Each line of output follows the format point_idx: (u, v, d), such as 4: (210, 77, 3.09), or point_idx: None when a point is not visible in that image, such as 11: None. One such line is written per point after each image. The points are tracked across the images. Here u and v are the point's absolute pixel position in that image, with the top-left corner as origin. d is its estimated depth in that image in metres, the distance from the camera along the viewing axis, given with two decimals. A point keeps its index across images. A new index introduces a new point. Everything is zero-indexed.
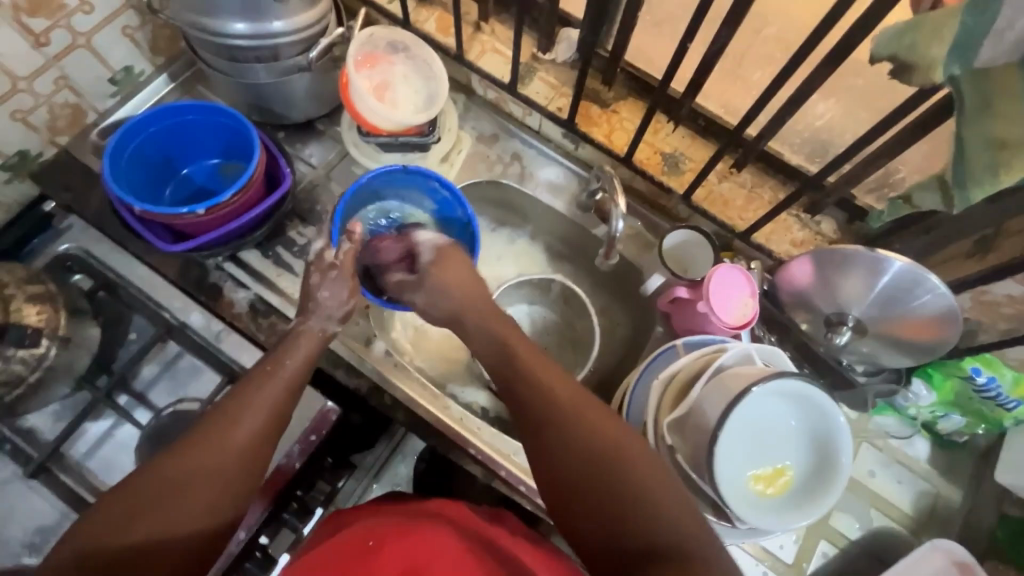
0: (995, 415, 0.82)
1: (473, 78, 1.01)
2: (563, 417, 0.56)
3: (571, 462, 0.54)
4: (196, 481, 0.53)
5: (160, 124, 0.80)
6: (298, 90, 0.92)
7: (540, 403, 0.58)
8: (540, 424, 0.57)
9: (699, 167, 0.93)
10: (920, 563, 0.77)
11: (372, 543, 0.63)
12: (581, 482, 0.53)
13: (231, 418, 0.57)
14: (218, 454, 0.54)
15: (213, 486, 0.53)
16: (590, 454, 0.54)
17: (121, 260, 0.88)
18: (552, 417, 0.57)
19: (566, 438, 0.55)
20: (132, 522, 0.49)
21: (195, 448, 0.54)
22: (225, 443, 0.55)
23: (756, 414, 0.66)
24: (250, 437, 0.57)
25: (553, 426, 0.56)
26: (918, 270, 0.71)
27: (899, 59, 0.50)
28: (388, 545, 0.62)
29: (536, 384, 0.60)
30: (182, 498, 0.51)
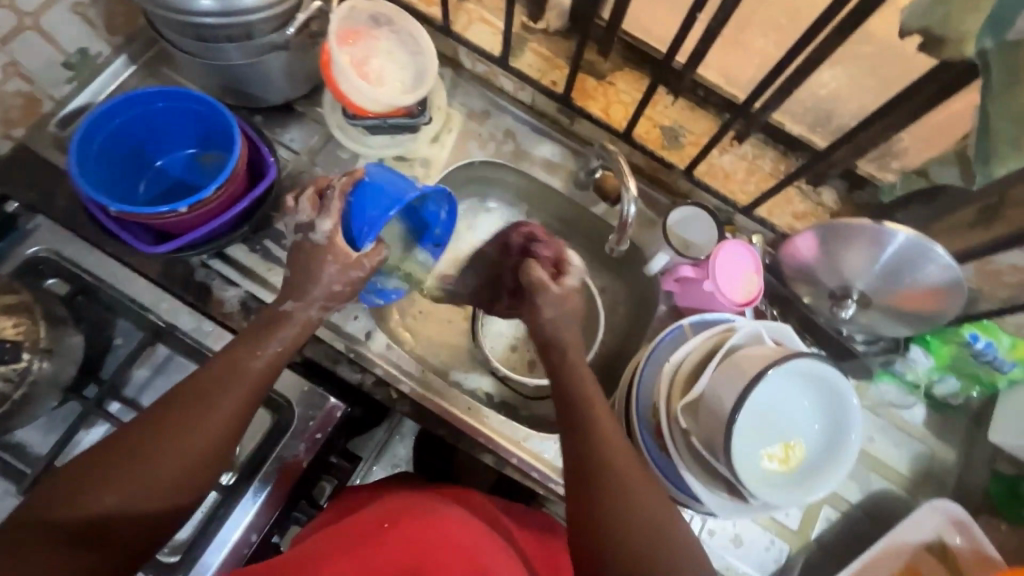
0: (989, 377, 0.84)
1: (461, 52, 0.96)
2: (619, 474, 0.61)
3: (618, 519, 0.58)
4: (157, 452, 0.58)
5: (129, 114, 0.74)
6: (275, 70, 0.85)
7: (598, 456, 0.62)
8: (598, 473, 0.61)
9: (700, 140, 0.91)
10: (918, 523, 0.81)
11: (387, 525, 0.62)
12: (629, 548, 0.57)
13: (198, 396, 0.62)
14: (184, 429, 0.60)
15: (178, 459, 0.59)
16: (641, 525, 0.58)
17: (98, 262, 0.83)
18: (608, 472, 0.61)
19: (618, 492, 0.60)
20: (98, 487, 0.55)
21: (160, 424, 0.60)
22: (191, 420, 0.61)
23: (767, 394, 0.67)
24: (219, 415, 0.62)
25: (610, 479, 0.61)
26: (924, 242, 0.71)
27: (932, 30, 0.56)
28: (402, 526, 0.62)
29: (596, 437, 0.64)
30: (143, 468, 0.57)
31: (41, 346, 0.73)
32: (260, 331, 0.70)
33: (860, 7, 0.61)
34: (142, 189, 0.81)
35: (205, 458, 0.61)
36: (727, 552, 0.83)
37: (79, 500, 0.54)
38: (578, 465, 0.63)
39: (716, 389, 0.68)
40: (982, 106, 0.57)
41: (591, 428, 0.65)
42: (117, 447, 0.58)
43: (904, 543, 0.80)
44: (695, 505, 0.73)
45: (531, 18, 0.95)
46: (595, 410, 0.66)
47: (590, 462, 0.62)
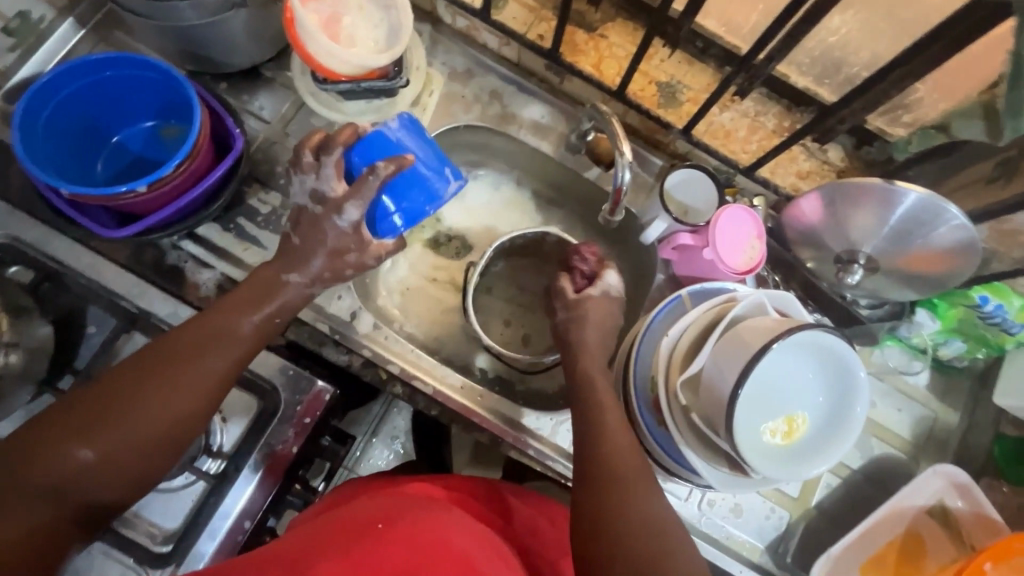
0: (997, 339, 0.81)
1: (439, 5, 0.88)
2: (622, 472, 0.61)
3: (618, 515, 0.58)
4: (131, 412, 0.58)
5: (76, 85, 0.67)
6: (235, 31, 0.78)
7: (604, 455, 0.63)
8: (603, 469, 0.62)
9: (699, 97, 0.85)
10: (921, 487, 0.80)
11: (381, 527, 0.59)
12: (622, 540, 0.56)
13: (174, 356, 0.61)
14: (159, 390, 0.59)
15: (154, 421, 0.58)
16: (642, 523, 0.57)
17: (63, 247, 0.78)
18: (612, 470, 0.61)
19: (618, 488, 0.60)
20: (72, 443, 0.55)
21: (134, 384, 0.59)
22: (165, 382, 0.59)
23: (771, 369, 0.64)
24: (196, 378, 0.61)
25: (614, 478, 0.61)
26: (937, 200, 0.67)
27: None
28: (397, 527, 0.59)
29: (603, 436, 0.64)
30: (117, 426, 0.57)
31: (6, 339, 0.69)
32: (236, 299, 0.67)
33: None
34: (100, 168, 0.75)
35: (181, 421, 0.60)
36: (726, 521, 0.82)
37: (52, 457, 0.54)
38: (584, 463, 0.64)
39: (717, 363, 0.65)
40: (1018, 44, 0.50)
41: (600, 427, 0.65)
42: (90, 404, 0.57)
43: (905, 507, 0.80)
44: (695, 478, 0.72)
45: None
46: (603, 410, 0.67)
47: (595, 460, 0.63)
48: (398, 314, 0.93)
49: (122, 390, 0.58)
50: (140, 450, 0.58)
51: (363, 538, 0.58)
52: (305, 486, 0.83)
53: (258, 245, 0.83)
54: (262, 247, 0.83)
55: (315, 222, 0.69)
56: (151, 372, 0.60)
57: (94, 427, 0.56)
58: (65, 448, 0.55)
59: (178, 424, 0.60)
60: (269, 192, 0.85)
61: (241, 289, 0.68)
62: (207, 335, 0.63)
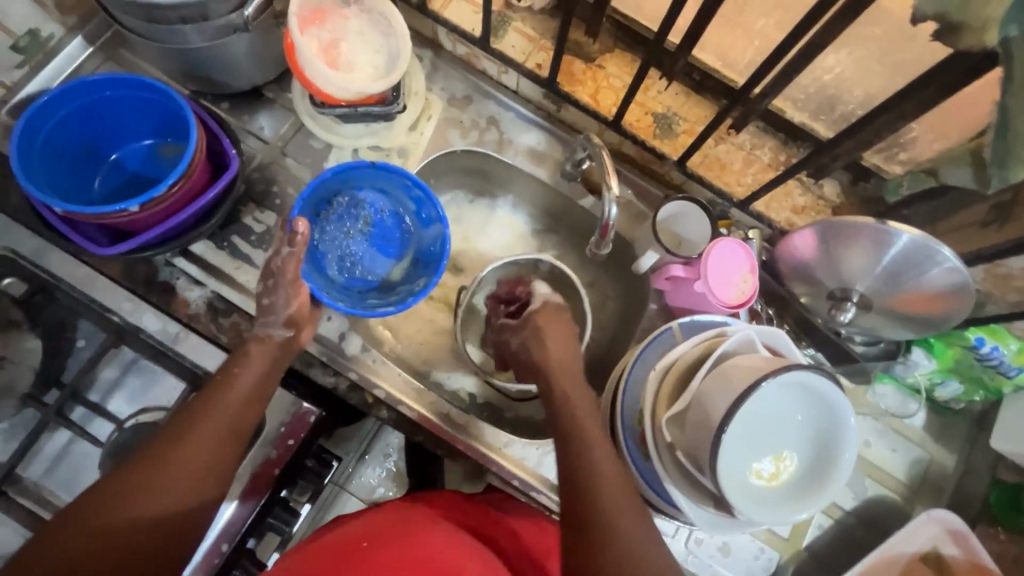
0: (994, 382, 0.80)
1: (439, 32, 0.89)
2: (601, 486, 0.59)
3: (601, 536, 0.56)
4: (138, 495, 0.55)
5: (75, 103, 0.69)
6: (236, 53, 0.79)
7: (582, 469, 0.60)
8: (584, 486, 0.59)
9: (695, 128, 0.85)
10: (914, 533, 0.77)
11: (364, 545, 0.61)
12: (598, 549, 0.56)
13: (183, 430, 0.59)
14: (168, 466, 0.56)
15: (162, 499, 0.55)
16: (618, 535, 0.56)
17: (57, 261, 0.79)
18: (593, 487, 0.59)
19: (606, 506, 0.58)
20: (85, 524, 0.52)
21: (143, 464, 0.56)
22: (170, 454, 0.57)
23: (757, 409, 0.63)
24: (201, 450, 0.58)
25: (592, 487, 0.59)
26: (930, 243, 0.66)
27: (947, 19, 0.46)
28: (376, 551, 0.59)
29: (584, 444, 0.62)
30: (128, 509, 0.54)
31: None
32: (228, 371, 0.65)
33: None
34: (97, 185, 0.76)
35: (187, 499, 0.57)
36: (714, 560, 0.80)
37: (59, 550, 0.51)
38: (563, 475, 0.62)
39: (702, 400, 0.65)
40: (1001, 100, 0.49)
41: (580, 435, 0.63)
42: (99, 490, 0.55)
43: (897, 554, 0.77)
44: (680, 516, 0.70)
45: None
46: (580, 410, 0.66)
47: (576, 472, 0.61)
48: (388, 335, 0.92)
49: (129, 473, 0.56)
50: (143, 530, 0.54)
51: (345, 557, 0.59)
52: (287, 508, 0.81)
53: (250, 264, 0.83)
54: (254, 266, 0.84)
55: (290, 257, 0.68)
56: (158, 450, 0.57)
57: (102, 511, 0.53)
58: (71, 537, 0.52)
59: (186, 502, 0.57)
60: (264, 211, 0.85)
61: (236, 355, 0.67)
62: (214, 406, 0.61)
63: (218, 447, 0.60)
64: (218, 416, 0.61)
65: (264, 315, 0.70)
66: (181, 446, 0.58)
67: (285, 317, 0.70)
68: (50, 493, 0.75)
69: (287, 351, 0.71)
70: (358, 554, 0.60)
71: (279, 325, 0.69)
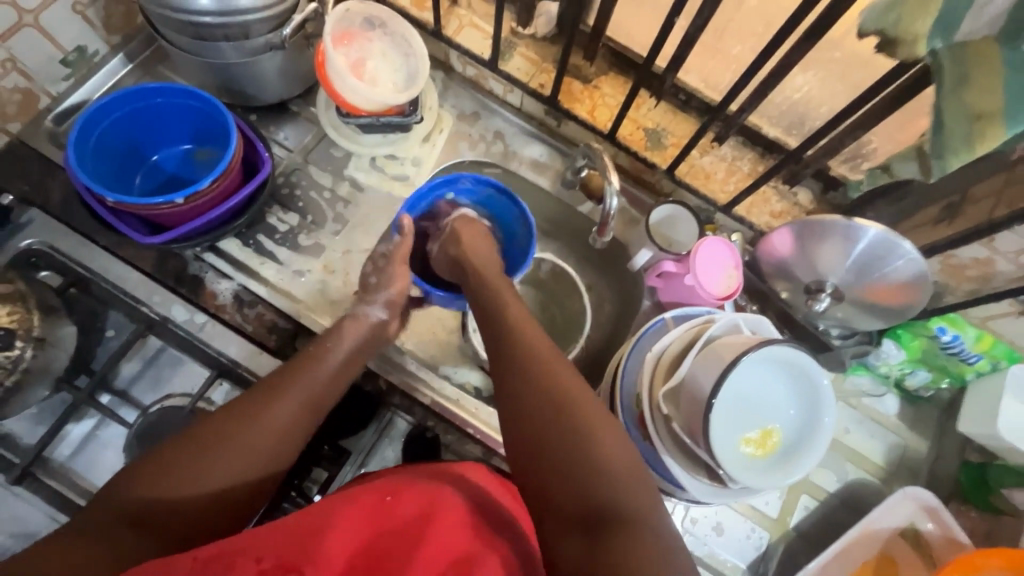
0: (958, 369, 0.88)
1: (451, 55, 0.98)
2: (578, 425, 0.56)
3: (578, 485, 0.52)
4: (233, 445, 0.60)
5: (127, 108, 0.77)
6: (268, 69, 0.87)
7: (548, 415, 0.57)
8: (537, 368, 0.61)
9: (681, 142, 0.94)
10: (891, 510, 0.83)
11: (390, 498, 0.61)
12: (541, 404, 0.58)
13: (273, 394, 0.65)
14: (259, 424, 0.62)
15: (253, 455, 0.61)
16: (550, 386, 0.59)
17: (91, 255, 0.84)
18: (559, 398, 0.58)
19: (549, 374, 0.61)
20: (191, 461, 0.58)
21: (241, 420, 0.62)
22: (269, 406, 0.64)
23: (742, 382, 0.72)
24: (288, 415, 0.64)
25: (566, 429, 0.55)
26: (892, 237, 0.74)
27: (886, 34, 0.51)
28: (404, 504, 0.60)
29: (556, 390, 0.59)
30: (219, 460, 0.59)
31: (35, 334, 0.73)
32: (320, 347, 0.73)
33: (831, 7, 0.63)
34: (137, 183, 0.85)
35: (271, 457, 0.62)
36: (708, 539, 0.86)
37: (155, 486, 0.55)
38: (517, 402, 0.60)
39: (694, 375, 0.72)
40: (936, 103, 0.53)
41: (531, 375, 0.61)
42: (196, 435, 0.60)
43: (877, 530, 0.83)
44: (679, 493, 0.76)
45: (520, 23, 0.96)
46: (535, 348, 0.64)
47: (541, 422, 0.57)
48: (399, 331, 0.97)
49: (222, 426, 0.61)
50: (238, 479, 0.60)
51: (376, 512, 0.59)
52: (300, 495, 0.80)
53: (275, 261, 0.90)
54: (279, 263, 0.90)
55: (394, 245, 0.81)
56: (250, 408, 0.63)
57: (197, 456, 0.58)
58: (164, 475, 0.56)
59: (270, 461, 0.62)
60: (288, 213, 0.92)
61: (331, 331, 0.76)
62: (301, 379, 0.68)
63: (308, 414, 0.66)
64: (304, 388, 0.67)
65: (367, 294, 0.80)
66: (272, 406, 0.64)
67: (384, 299, 0.80)
68: (77, 474, 0.79)
69: (377, 334, 0.79)
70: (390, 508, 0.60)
71: (378, 306, 0.80)
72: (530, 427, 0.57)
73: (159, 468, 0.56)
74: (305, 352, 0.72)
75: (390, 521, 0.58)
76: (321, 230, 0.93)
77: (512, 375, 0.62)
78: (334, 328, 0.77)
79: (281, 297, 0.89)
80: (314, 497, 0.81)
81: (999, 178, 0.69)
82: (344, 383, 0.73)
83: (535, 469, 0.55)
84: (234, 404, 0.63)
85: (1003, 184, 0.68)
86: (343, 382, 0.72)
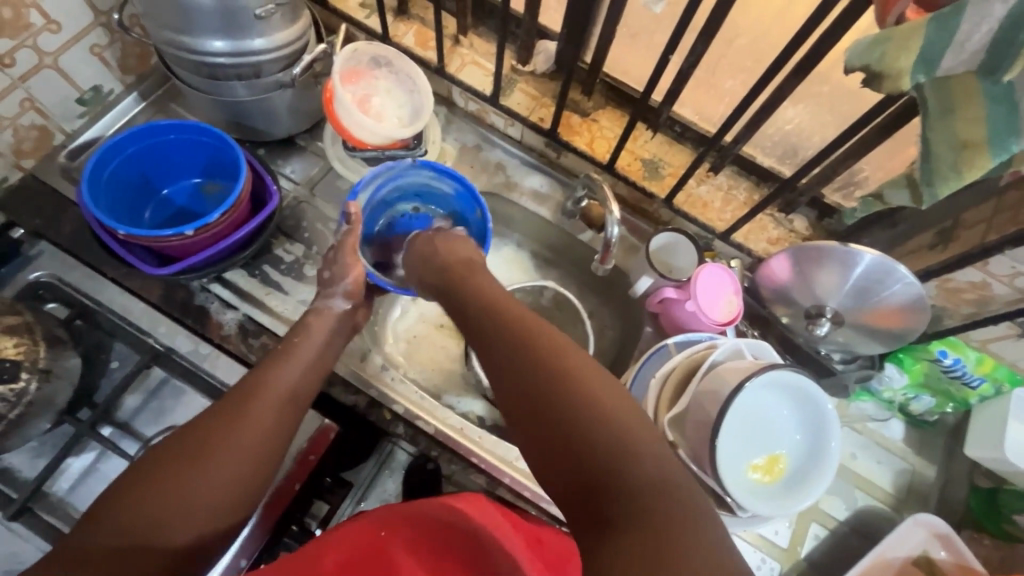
0: (961, 393, 0.88)
1: (454, 91, 1.02)
2: (572, 394, 0.53)
3: (583, 460, 0.48)
4: (216, 456, 0.58)
5: (140, 144, 0.81)
6: (277, 106, 0.90)
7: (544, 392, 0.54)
8: (526, 344, 0.59)
9: (679, 172, 0.97)
10: (903, 538, 0.82)
11: (384, 533, 0.65)
12: (535, 383, 0.55)
13: (251, 398, 0.64)
14: (241, 432, 0.61)
15: (235, 465, 0.59)
16: (536, 368, 0.56)
17: (99, 287, 0.85)
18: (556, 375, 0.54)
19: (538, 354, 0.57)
20: (175, 476, 0.55)
21: (220, 426, 0.60)
22: (246, 416, 0.62)
23: (752, 407, 0.73)
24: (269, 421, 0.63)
25: (560, 403, 0.52)
26: (887, 262, 0.76)
27: (870, 69, 0.51)
28: (398, 540, 0.64)
29: (558, 364, 0.55)
30: (205, 474, 0.57)
31: (40, 366, 0.73)
32: (292, 346, 0.72)
33: (818, 45, 0.66)
34: (147, 216, 0.87)
35: (258, 466, 0.61)
36: None
37: (147, 506, 0.53)
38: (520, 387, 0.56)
39: (699, 399, 0.72)
40: (924, 132, 0.55)
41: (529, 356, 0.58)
42: (178, 454, 0.57)
43: (890, 558, 0.82)
44: None
45: (519, 61, 1.00)
46: (529, 331, 0.60)
47: (547, 399, 0.53)
48: (402, 360, 0.97)
49: (198, 445, 0.58)
50: (224, 492, 0.57)
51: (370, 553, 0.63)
52: (301, 529, 0.80)
53: (281, 291, 0.91)
54: (284, 293, 0.91)
55: (345, 236, 0.80)
56: (228, 422, 0.61)
57: (185, 470, 0.56)
58: (148, 498, 0.53)
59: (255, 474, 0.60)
60: (294, 244, 0.94)
61: (299, 326, 0.75)
62: (276, 385, 0.67)
63: (283, 415, 0.65)
64: (276, 394, 0.66)
65: (324, 287, 0.80)
66: (254, 409, 0.63)
67: None
68: (75, 510, 0.77)
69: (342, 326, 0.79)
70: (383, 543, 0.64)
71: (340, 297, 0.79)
72: (532, 411, 0.53)
73: (145, 489, 0.54)
74: (272, 357, 0.70)
75: (382, 556, 0.63)
76: (326, 260, 0.94)
77: (506, 360, 0.59)
78: (300, 322, 0.76)
79: (286, 326, 0.89)
80: (313, 531, 0.81)
81: (990, 205, 0.71)
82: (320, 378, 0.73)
83: (551, 450, 0.51)
84: (210, 421, 0.61)
85: (994, 210, 0.70)
86: (318, 382, 0.72)
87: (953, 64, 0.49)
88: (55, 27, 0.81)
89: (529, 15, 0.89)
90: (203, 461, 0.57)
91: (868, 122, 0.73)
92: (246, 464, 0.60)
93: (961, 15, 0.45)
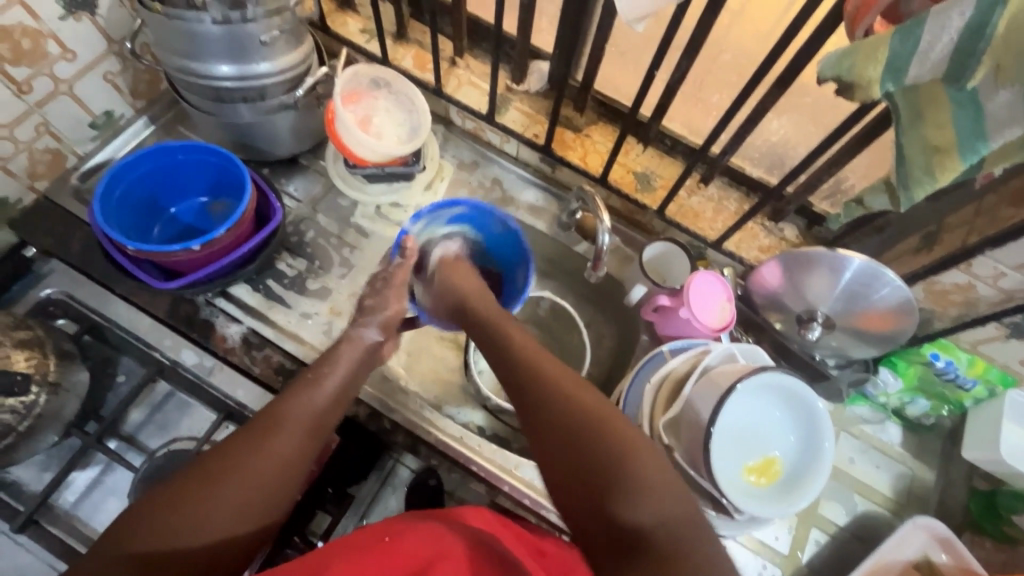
0: (956, 396, 0.89)
1: (451, 110, 1.05)
2: (607, 440, 0.55)
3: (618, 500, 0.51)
4: (232, 476, 0.56)
5: (150, 164, 0.84)
6: (282, 127, 0.94)
7: (611, 456, 0.53)
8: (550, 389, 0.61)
9: (669, 183, 0.99)
10: (903, 542, 0.82)
11: (388, 538, 0.64)
12: (569, 432, 0.56)
13: (272, 424, 0.61)
14: (261, 455, 0.58)
15: (252, 487, 0.56)
16: (571, 417, 0.57)
17: (107, 301, 0.87)
18: (589, 417, 0.57)
19: (578, 399, 0.59)
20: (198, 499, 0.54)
21: (237, 449, 0.58)
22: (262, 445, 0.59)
23: (742, 412, 0.75)
24: (295, 439, 0.61)
25: (604, 446, 0.54)
26: (875, 265, 0.77)
27: (842, 79, 0.54)
28: (402, 541, 0.64)
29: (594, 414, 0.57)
30: (218, 496, 0.54)
31: (49, 379, 0.75)
32: (320, 369, 0.70)
33: (796, 59, 0.69)
34: (156, 233, 0.90)
35: (278, 491, 0.58)
36: None
37: (162, 527, 0.51)
38: (551, 427, 0.58)
39: (695, 403, 0.73)
40: (898, 140, 0.58)
41: (559, 399, 0.59)
42: (194, 474, 0.55)
43: (890, 562, 0.82)
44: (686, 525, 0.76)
45: (514, 80, 1.04)
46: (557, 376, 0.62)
47: (586, 442, 0.55)
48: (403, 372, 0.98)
49: (218, 460, 0.57)
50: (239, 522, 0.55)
51: (372, 553, 0.62)
52: (303, 540, 0.81)
53: (284, 305, 0.93)
54: (287, 306, 0.93)
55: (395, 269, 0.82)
56: (250, 438, 0.59)
57: (202, 488, 0.54)
58: (174, 512, 0.52)
59: (276, 494, 0.58)
60: (296, 258, 0.96)
61: (328, 354, 0.73)
62: (296, 410, 0.64)
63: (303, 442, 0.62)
64: (300, 417, 0.63)
65: (363, 318, 0.79)
66: (276, 436, 0.60)
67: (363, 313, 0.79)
68: (81, 522, 0.79)
69: (373, 355, 0.77)
70: (386, 547, 0.63)
71: (374, 329, 0.78)
72: (567, 451, 0.55)
73: (164, 506, 0.52)
74: (300, 380, 0.68)
75: (386, 556, 0.62)
76: (328, 274, 0.96)
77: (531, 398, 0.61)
78: (331, 350, 0.74)
79: (288, 338, 0.90)
80: (318, 544, 0.82)
81: (971, 207, 0.73)
82: (344, 409, 0.70)
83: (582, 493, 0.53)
84: (229, 440, 0.60)
85: (974, 213, 0.72)
86: (343, 407, 0.69)
87: (920, 73, 0.51)
88: (71, 55, 0.85)
89: (521, 37, 0.93)
90: (223, 481, 0.55)
91: (848, 130, 0.76)
92: (258, 493, 0.57)
93: (922, 26, 0.48)
